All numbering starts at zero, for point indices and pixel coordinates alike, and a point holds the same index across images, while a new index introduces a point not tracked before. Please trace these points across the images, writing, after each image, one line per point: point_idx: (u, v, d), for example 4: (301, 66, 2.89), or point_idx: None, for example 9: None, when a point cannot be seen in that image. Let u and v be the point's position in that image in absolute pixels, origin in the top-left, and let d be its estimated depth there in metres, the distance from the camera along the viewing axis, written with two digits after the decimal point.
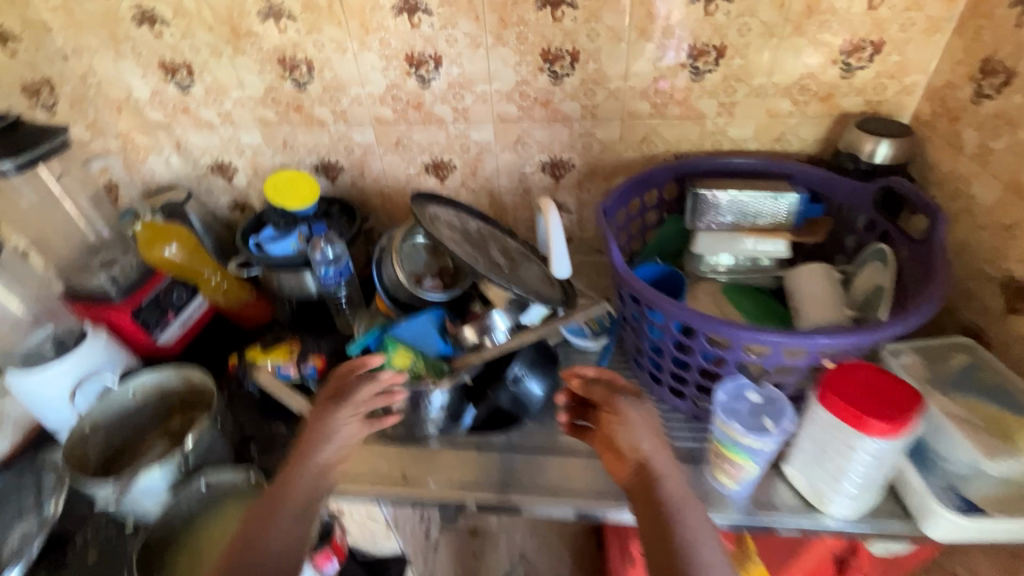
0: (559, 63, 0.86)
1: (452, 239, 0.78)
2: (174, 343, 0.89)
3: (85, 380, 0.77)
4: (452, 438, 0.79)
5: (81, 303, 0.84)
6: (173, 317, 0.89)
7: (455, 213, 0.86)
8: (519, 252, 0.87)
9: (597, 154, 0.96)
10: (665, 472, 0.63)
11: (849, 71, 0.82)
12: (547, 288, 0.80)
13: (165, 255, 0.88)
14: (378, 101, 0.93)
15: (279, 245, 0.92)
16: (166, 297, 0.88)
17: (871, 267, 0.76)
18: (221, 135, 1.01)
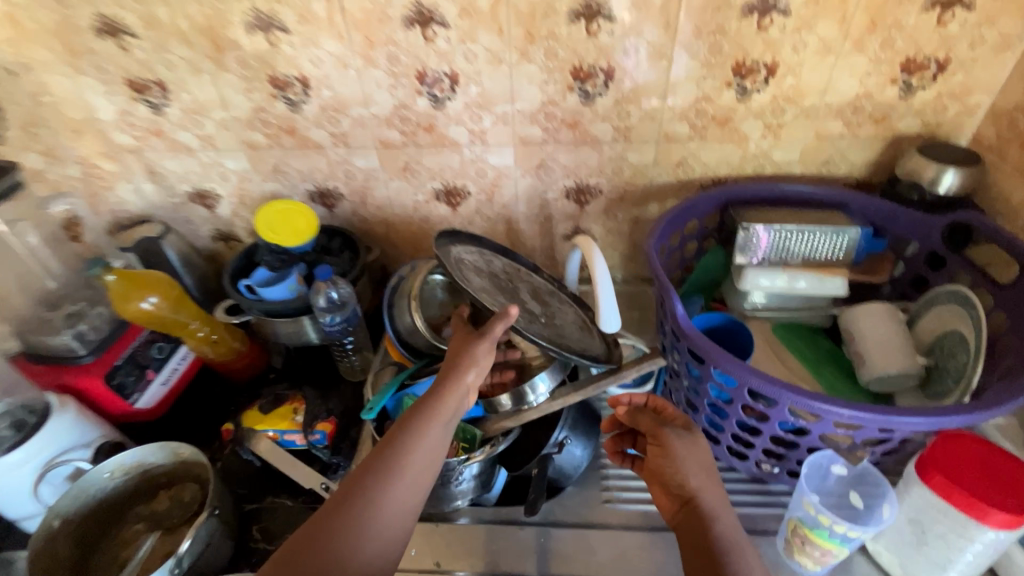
0: (592, 82, 0.77)
1: (481, 289, 0.68)
2: (156, 406, 0.78)
3: (53, 465, 0.65)
4: (482, 511, 0.70)
5: (45, 366, 0.73)
6: (154, 375, 0.78)
7: (477, 254, 0.77)
8: (549, 293, 0.77)
9: (628, 179, 0.87)
10: (716, 511, 0.52)
11: (909, 91, 0.75)
12: (587, 340, 0.70)
13: (145, 306, 0.75)
14: (384, 122, 0.82)
15: (276, 289, 0.80)
16: (145, 352, 0.78)
17: (942, 310, 0.70)
18: (201, 160, 0.88)
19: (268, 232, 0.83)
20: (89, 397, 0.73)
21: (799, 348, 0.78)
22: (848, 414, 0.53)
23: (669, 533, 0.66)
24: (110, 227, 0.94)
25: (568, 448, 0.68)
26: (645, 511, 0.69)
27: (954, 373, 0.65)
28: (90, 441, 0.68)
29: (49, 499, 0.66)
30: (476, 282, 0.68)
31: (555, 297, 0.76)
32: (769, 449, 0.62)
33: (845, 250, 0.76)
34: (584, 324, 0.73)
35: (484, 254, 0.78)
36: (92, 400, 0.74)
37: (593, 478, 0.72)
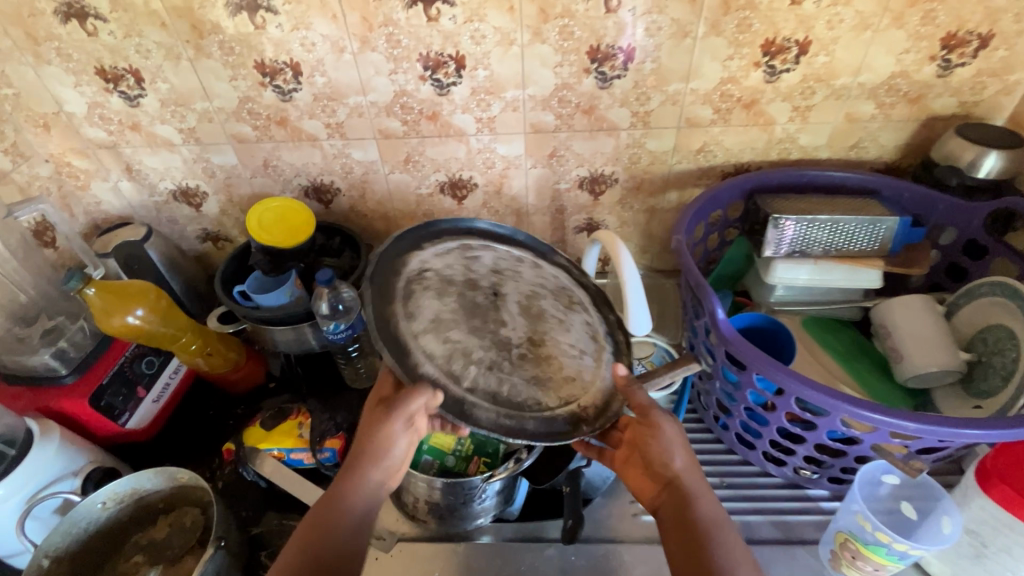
0: (610, 64, 0.71)
1: (429, 323, 0.55)
2: (148, 426, 0.72)
3: (39, 498, 0.60)
4: (505, 527, 0.66)
5: (24, 388, 0.67)
6: (144, 392, 0.72)
7: (452, 257, 0.63)
8: (551, 296, 0.63)
9: (645, 167, 0.82)
10: (697, 492, 0.53)
11: (947, 69, 0.70)
12: (583, 373, 0.59)
13: (130, 321, 0.69)
14: (384, 111, 0.76)
15: (273, 296, 0.74)
16: (134, 368, 0.72)
17: (985, 304, 0.67)
18: (183, 155, 0.81)
19: (263, 233, 0.76)
20: (75, 420, 0.68)
21: (831, 343, 0.74)
22: (897, 424, 0.50)
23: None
24: (86, 231, 0.87)
25: (596, 461, 0.65)
26: None
27: (1002, 370, 0.63)
28: (78, 469, 0.63)
29: (35, 535, 0.61)
30: (422, 313, 0.56)
31: (559, 302, 0.63)
32: (811, 456, 0.59)
33: (881, 240, 0.72)
34: (583, 342, 0.61)
35: (466, 252, 0.64)
36: (78, 424, 0.68)
37: (620, 488, 0.69)
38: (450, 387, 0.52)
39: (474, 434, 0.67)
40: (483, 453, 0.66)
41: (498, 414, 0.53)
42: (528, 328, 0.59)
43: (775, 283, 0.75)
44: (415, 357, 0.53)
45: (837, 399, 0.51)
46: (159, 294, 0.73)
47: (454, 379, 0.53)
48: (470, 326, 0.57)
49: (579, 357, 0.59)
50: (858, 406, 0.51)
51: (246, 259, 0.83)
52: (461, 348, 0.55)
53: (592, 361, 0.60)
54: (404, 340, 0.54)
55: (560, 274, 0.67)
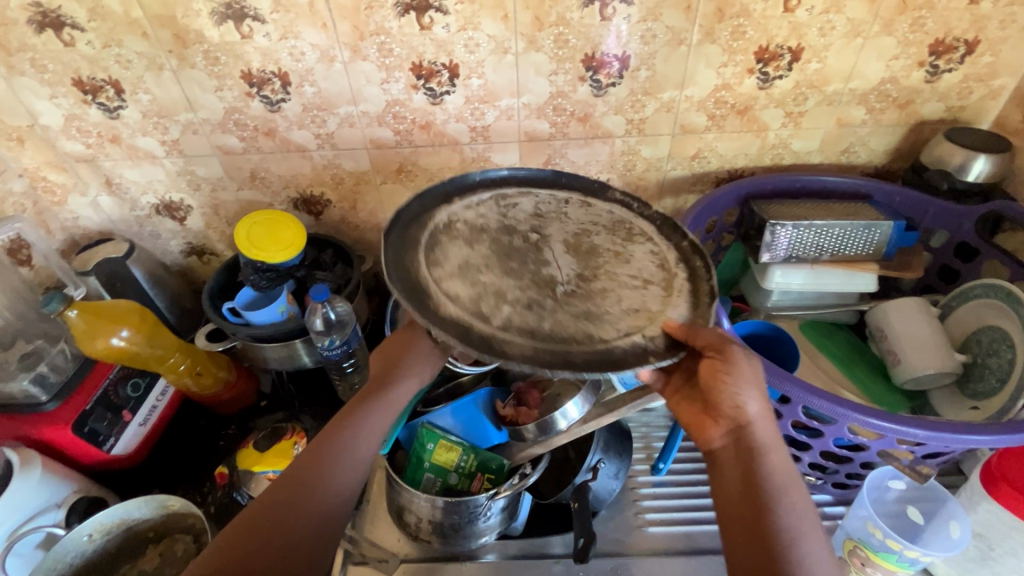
0: (605, 71, 0.70)
1: (457, 269, 0.56)
2: (134, 452, 0.70)
3: (23, 532, 0.57)
4: (511, 544, 0.65)
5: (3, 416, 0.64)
6: (131, 416, 0.69)
7: (485, 207, 0.63)
8: (605, 232, 0.62)
9: (640, 174, 0.82)
10: (769, 444, 0.48)
11: (935, 75, 0.71)
12: (648, 306, 0.54)
13: (115, 342, 0.67)
14: (377, 121, 0.74)
15: (263, 312, 0.71)
16: (119, 391, 0.69)
17: (977, 305, 0.68)
18: (167, 168, 0.78)
19: (251, 247, 0.74)
20: (58, 448, 0.65)
21: (827, 348, 0.75)
22: (903, 431, 0.50)
23: (708, 556, 0.63)
24: (63, 248, 0.83)
25: (602, 474, 0.64)
26: (684, 532, 0.66)
27: (997, 372, 0.64)
28: (62, 500, 0.61)
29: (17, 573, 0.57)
30: (450, 260, 0.56)
31: (619, 238, 0.61)
32: (816, 463, 0.59)
33: (875, 245, 0.73)
34: (647, 275, 0.57)
35: (501, 200, 0.64)
36: (61, 452, 0.65)
37: (625, 500, 0.69)
38: (479, 326, 0.50)
39: (476, 449, 0.65)
40: (486, 470, 0.64)
41: (536, 349, 0.49)
42: (574, 267, 0.58)
43: (772, 288, 0.76)
44: (437, 300, 0.51)
45: (851, 409, 0.51)
46: (145, 313, 0.70)
47: (485, 319, 0.51)
48: (504, 271, 0.56)
49: (642, 288, 0.56)
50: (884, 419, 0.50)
51: (235, 273, 0.80)
52: (493, 290, 0.54)
53: (661, 292, 0.55)
54: (427, 288, 0.52)
55: (613, 208, 0.65)
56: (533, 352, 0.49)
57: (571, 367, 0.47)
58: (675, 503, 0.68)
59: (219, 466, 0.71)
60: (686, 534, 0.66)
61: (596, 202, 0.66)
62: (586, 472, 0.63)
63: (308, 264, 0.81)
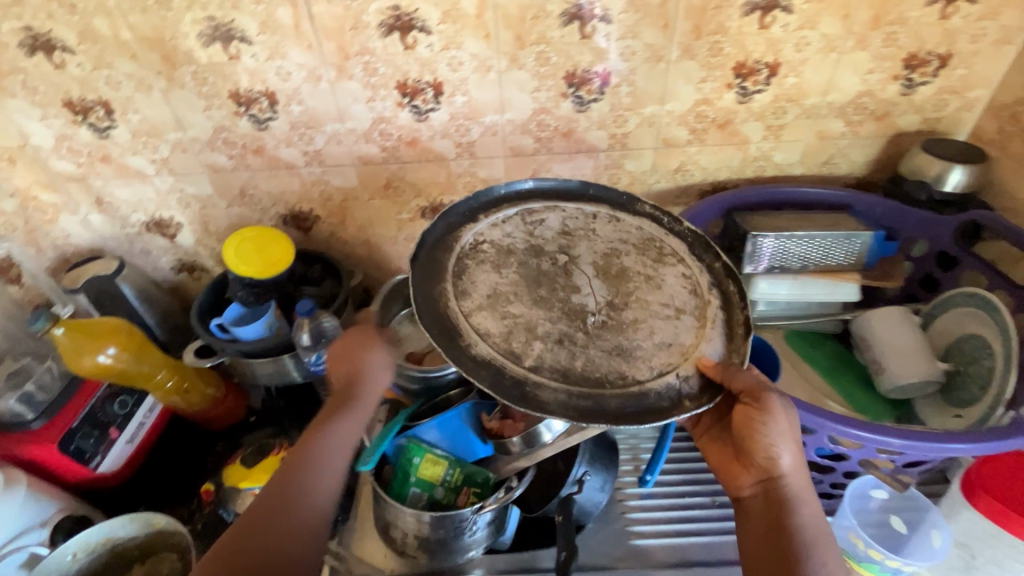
0: (586, 88, 0.72)
1: (486, 299, 0.55)
2: (121, 469, 0.69)
3: (5, 553, 0.56)
4: (498, 558, 0.65)
5: None
6: (117, 433, 0.69)
7: (511, 224, 0.62)
8: (635, 252, 0.61)
9: (625, 187, 0.83)
10: (800, 498, 0.51)
11: (910, 87, 0.73)
12: (680, 339, 0.54)
13: (101, 361, 0.67)
14: (363, 139, 0.75)
15: (250, 328, 0.71)
16: (105, 409, 0.69)
17: (957, 313, 0.69)
18: (157, 186, 0.79)
19: (241, 264, 0.75)
20: (43, 466, 0.65)
21: (814, 358, 0.75)
22: (887, 441, 0.50)
23: (695, 568, 0.63)
24: (53, 266, 0.84)
25: (588, 485, 0.64)
26: (672, 545, 0.66)
27: (978, 380, 0.64)
28: (46, 518, 0.60)
29: None
30: (479, 291, 0.56)
31: (649, 258, 0.61)
32: None
33: (856, 255, 0.74)
34: (680, 303, 0.57)
35: (530, 217, 0.63)
36: (47, 471, 0.65)
37: (613, 511, 0.69)
38: (514, 366, 0.50)
39: (462, 463, 0.65)
40: (472, 483, 0.64)
41: (569, 395, 0.50)
42: (605, 293, 0.57)
43: (756, 299, 0.76)
44: (469, 338, 0.51)
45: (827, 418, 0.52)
46: (132, 330, 0.70)
47: (518, 358, 0.51)
48: (535, 300, 0.56)
49: (676, 317, 0.56)
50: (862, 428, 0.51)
51: (224, 289, 0.81)
52: (524, 323, 0.54)
53: (695, 323, 0.55)
54: (456, 322, 0.53)
55: (640, 224, 0.65)
56: (567, 400, 0.49)
57: (606, 417, 0.48)
58: (663, 516, 0.68)
59: (205, 483, 0.70)
60: (677, 547, 0.65)
61: (621, 214, 0.66)
62: (572, 485, 0.63)
63: (296, 279, 0.82)
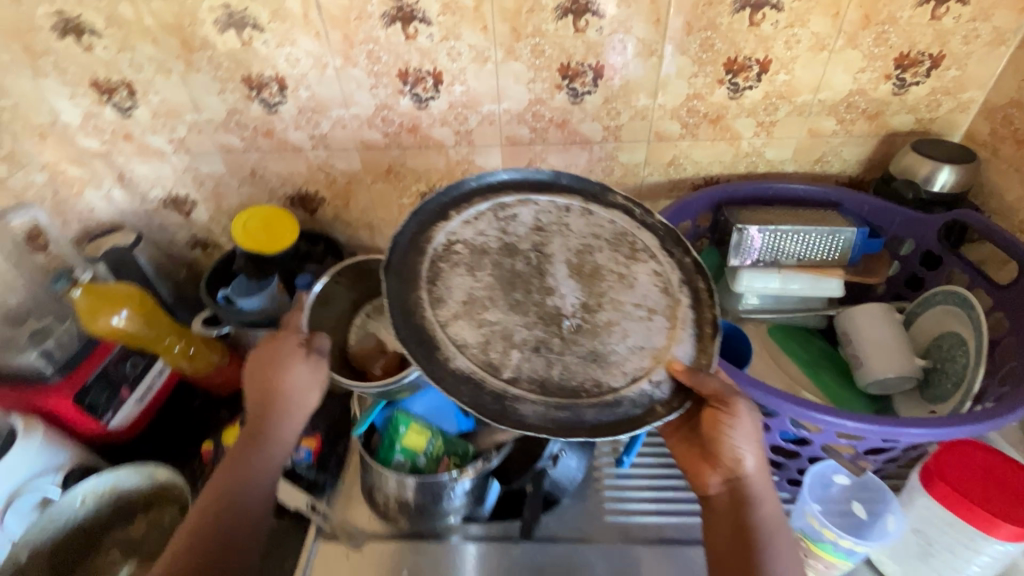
0: (580, 80, 0.74)
1: (462, 304, 0.58)
2: (130, 427, 0.75)
3: (20, 494, 0.61)
4: (476, 527, 0.68)
5: (10, 386, 0.69)
6: (128, 392, 0.74)
7: (484, 221, 0.65)
8: (609, 248, 0.64)
9: (618, 179, 0.85)
10: (761, 495, 0.54)
11: (902, 87, 0.73)
12: (655, 342, 0.57)
13: (115, 323, 0.72)
14: (367, 124, 0.79)
15: (252, 299, 0.77)
16: (118, 369, 0.74)
17: (938, 311, 0.70)
18: (174, 165, 0.84)
19: (246, 239, 0.79)
20: (58, 418, 0.70)
21: (795, 351, 0.77)
22: (848, 425, 0.52)
23: (662, 546, 0.66)
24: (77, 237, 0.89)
25: (563, 462, 0.66)
26: (642, 523, 0.68)
27: (953, 376, 0.65)
28: (60, 466, 0.65)
29: (12, 532, 0.61)
30: (454, 294, 0.58)
31: (622, 255, 0.64)
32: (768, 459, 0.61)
33: (841, 251, 0.75)
34: (653, 304, 0.60)
35: (501, 212, 0.66)
36: (61, 422, 0.70)
37: (588, 490, 0.71)
38: (490, 377, 0.54)
39: (444, 435, 0.69)
40: (452, 453, 0.67)
41: (547, 406, 0.53)
42: (579, 295, 0.60)
43: (741, 292, 0.78)
44: (447, 352, 0.54)
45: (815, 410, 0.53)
46: (145, 297, 0.75)
47: (495, 368, 0.55)
48: (508, 306, 0.58)
49: (648, 318, 0.59)
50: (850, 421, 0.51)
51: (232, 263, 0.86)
52: (501, 331, 0.57)
53: (668, 323, 0.59)
54: (438, 333, 0.56)
55: (613, 217, 0.67)
56: (544, 413, 0.53)
57: (583, 430, 0.52)
58: (635, 496, 0.71)
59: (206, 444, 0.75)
60: (658, 525, 0.68)
61: (596, 206, 0.68)
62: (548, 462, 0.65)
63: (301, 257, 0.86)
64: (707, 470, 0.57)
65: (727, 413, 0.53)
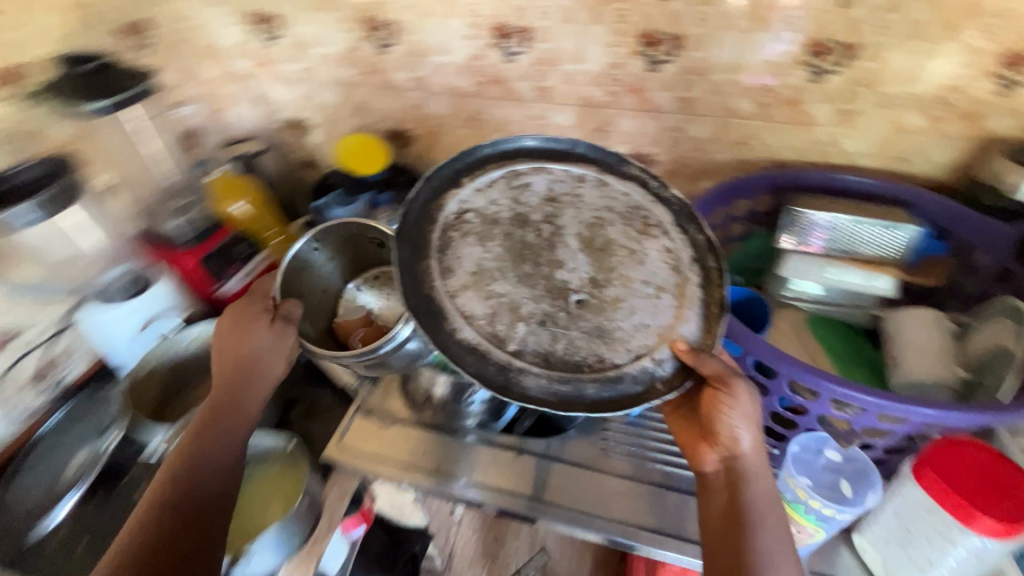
0: (659, 48, 0.77)
1: (472, 276, 0.65)
2: (235, 296, 0.92)
3: (152, 321, 0.86)
4: (489, 435, 0.76)
5: (157, 244, 0.88)
6: (238, 268, 0.91)
7: (497, 189, 0.72)
8: (620, 222, 0.70)
9: (685, 151, 0.88)
10: (757, 473, 0.58)
11: (1008, 88, 0.69)
12: (662, 323, 0.62)
13: (235, 210, 0.92)
14: (458, 72, 0.88)
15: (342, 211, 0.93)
16: (234, 247, 0.91)
17: (995, 325, 0.67)
18: (300, 91, 1.00)
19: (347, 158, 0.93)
20: (186, 275, 0.88)
21: (831, 342, 0.76)
22: (846, 395, 0.55)
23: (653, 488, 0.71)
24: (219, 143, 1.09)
25: None
26: (639, 465, 0.74)
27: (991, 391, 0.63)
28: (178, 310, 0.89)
29: (141, 347, 0.87)
30: (467, 260, 0.66)
31: (634, 229, 0.69)
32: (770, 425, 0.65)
33: (898, 249, 0.74)
34: (662, 280, 0.65)
35: (512, 179, 0.72)
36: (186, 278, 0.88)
37: (595, 428, 0.77)
38: (496, 347, 0.61)
39: None
40: None
41: (549, 378, 0.59)
42: (588, 270, 0.66)
43: (787, 277, 0.78)
44: (455, 324, 0.61)
45: (812, 373, 0.56)
46: (261, 194, 0.95)
47: (501, 340, 0.61)
48: (518, 278, 0.65)
49: (655, 295, 0.64)
50: (842, 387, 0.55)
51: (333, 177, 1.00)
52: (508, 303, 0.64)
53: (675, 302, 0.63)
54: (445, 305, 0.62)
55: (630, 188, 0.72)
56: (545, 386, 0.59)
57: (583, 403, 0.58)
58: (639, 440, 0.76)
59: None
60: (662, 471, 0.73)
61: (612, 176, 0.74)
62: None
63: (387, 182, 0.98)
64: (705, 447, 0.60)
65: (726, 392, 0.58)
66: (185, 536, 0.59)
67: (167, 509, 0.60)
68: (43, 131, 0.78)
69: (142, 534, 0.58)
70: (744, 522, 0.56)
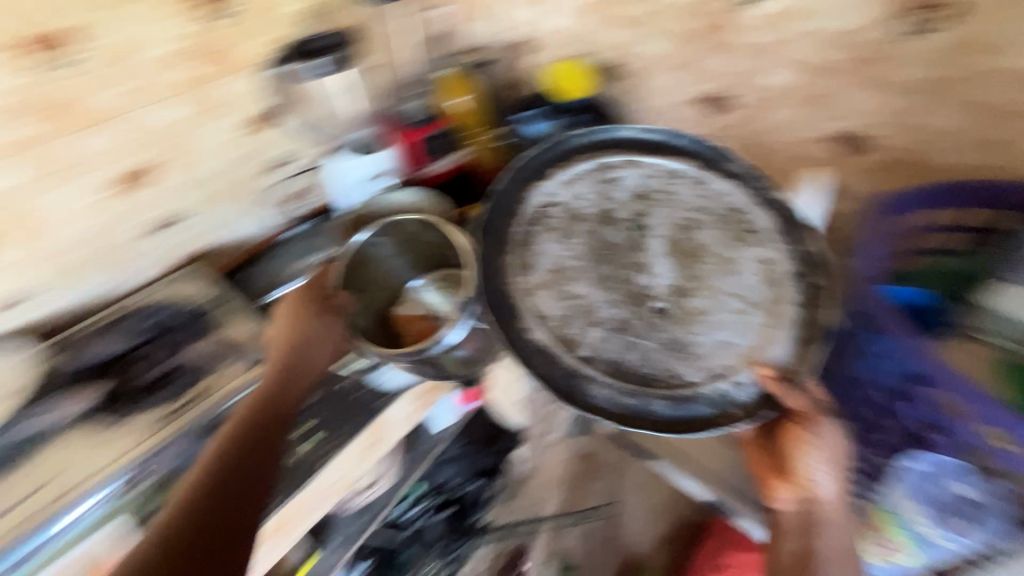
0: (942, 12, 0.71)
1: (550, 273, 0.78)
2: (434, 178, 1.06)
3: (379, 174, 1.01)
4: None
5: (398, 122, 1.06)
6: (449, 154, 1.07)
7: (587, 181, 0.83)
8: (715, 224, 0.78)
9: (908, 118, 0.80)
10: (830, 520, 0.66)
11: None
12: (750, 347, 0.70)
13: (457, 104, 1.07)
14: (680, 15, 0.89)
15: (535, 126, 1.01)
16: (452, 136, 1.06)
17: None
18: (535, 9, 1.02)
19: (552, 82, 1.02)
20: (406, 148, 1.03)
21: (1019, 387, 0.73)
22: (991, 421, 0.62)
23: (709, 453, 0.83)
24: None
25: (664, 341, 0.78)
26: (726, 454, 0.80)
27: None
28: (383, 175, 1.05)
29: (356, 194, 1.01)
30: (549, 258, 0.79)
31: (729, 235, 0.77)
32: (912, 433, 0.70)
33: None
34: (757, 297, 0.73)
35: (603, 172, 0.83)
36: (410, 154, 1.04)
37: None
38: (560, 347, 0.73)
39: None
40: None
41: (620, 388, 0.70)
42: (674, 276, 0.76)
43: (996, 308, 0.74)
44: (529, 325, 0.74)
45: (971, 390, 0.61)
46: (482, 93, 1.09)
47: (569, 342, 0.73)
48: (591, 279, 0.77)
49: (747, 311, 0.72)
50: (992, 407, 0.61)
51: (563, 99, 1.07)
52: (586, 305, 0.76)
53: (766, 321, 0.71)
54: (523, 300, 0.76)
55: (729, 190, 0.79)
56: (615, 391, 0.70)
57: (665, 424, 0.68)
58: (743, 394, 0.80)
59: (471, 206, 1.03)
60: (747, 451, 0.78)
61: (716, 173, 0.80)
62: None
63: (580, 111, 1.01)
64: (782, 485, 0.70)
65: (810, 426, 0.65)
66: (240, 483, 0.64)
67: (232, 444, 0.67)
68: (333, 12, 0.92)
69: (189, 516, 0.60)
70: (814, 556, 0.65)
